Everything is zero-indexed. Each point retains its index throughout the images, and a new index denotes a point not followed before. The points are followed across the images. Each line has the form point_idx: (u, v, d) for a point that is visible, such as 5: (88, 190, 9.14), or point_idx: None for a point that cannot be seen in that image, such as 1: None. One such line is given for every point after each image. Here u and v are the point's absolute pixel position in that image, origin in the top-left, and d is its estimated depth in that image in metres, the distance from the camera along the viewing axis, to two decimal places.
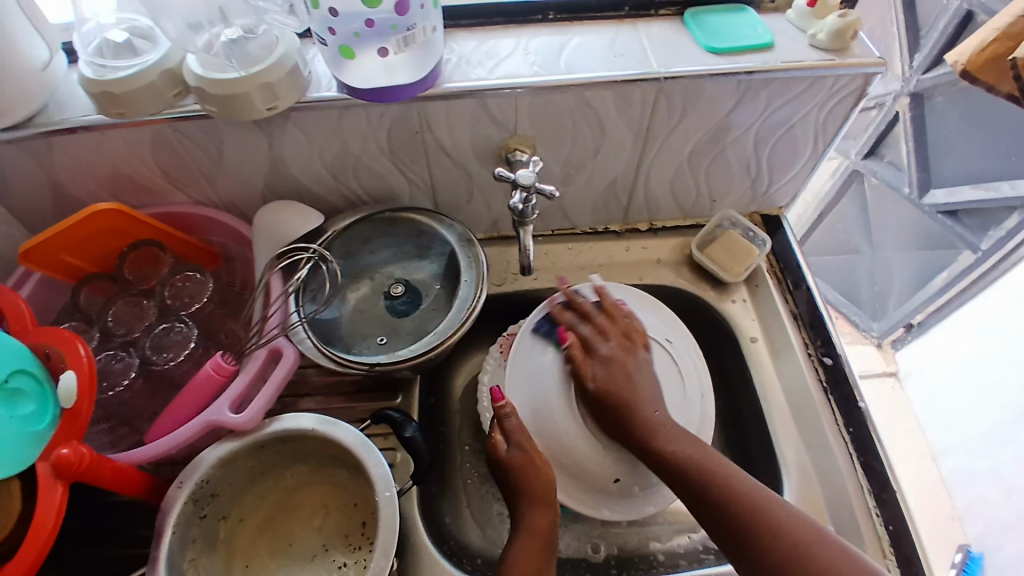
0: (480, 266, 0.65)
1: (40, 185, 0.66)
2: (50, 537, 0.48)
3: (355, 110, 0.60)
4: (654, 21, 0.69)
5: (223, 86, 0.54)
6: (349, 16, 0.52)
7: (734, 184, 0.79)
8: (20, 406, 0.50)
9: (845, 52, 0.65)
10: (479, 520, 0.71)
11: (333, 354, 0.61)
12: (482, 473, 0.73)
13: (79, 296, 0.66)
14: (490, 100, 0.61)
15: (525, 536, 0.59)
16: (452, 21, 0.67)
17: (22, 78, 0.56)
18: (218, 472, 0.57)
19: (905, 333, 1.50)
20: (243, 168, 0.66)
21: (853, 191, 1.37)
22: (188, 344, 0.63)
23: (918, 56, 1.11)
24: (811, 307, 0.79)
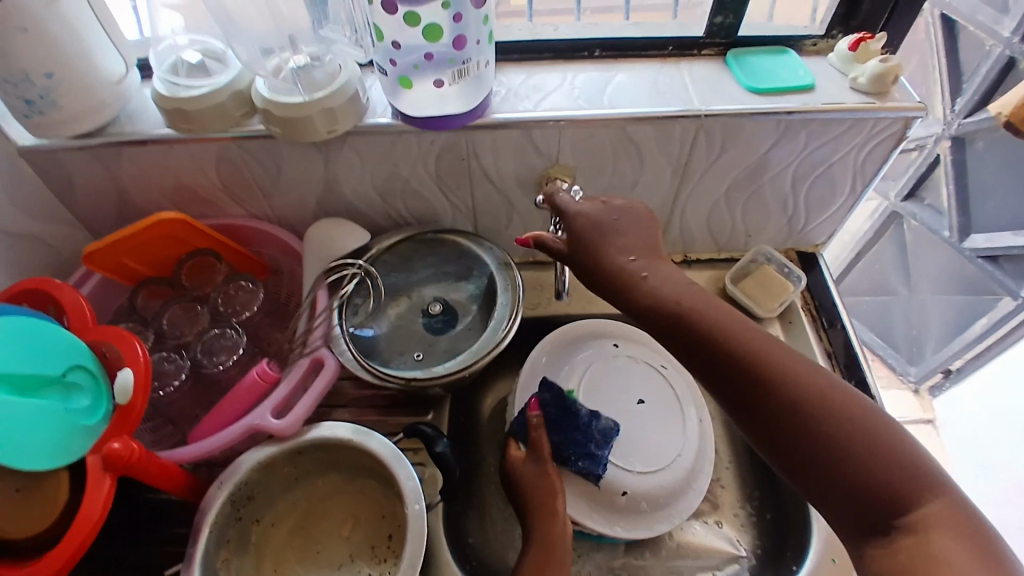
0: (518, 290, 0.67)
1: (108, 191, 0.70)
2: (99, 521, 0.51)
3: (407, 136, 0.63)
4: (697, 60, 0.71)
5: (290, 109, 0.57)
6: (410, 49, 0.56)
7: (770, 220, 0.80)
8: (75, 400, 0.54)
9: (885, 96, 0.66)
10: (502, 542, 0.70)
11: (371, 367, 0.63)
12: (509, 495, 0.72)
13: (136, 298, 0.69)
14: (536, 131, 0.64)
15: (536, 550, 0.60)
16: (503, 55, 0.70)
17: (100, 91, 0.60)
18: (255, 475, 0.59)
19: (943, 379, 1.47)
20: (297, 185, 0.70)
21: (890, 233, 1.36)
22: (236, 350, 0.66)
23: (960, 100, 1.10)
24: (845, 347, 0.79)
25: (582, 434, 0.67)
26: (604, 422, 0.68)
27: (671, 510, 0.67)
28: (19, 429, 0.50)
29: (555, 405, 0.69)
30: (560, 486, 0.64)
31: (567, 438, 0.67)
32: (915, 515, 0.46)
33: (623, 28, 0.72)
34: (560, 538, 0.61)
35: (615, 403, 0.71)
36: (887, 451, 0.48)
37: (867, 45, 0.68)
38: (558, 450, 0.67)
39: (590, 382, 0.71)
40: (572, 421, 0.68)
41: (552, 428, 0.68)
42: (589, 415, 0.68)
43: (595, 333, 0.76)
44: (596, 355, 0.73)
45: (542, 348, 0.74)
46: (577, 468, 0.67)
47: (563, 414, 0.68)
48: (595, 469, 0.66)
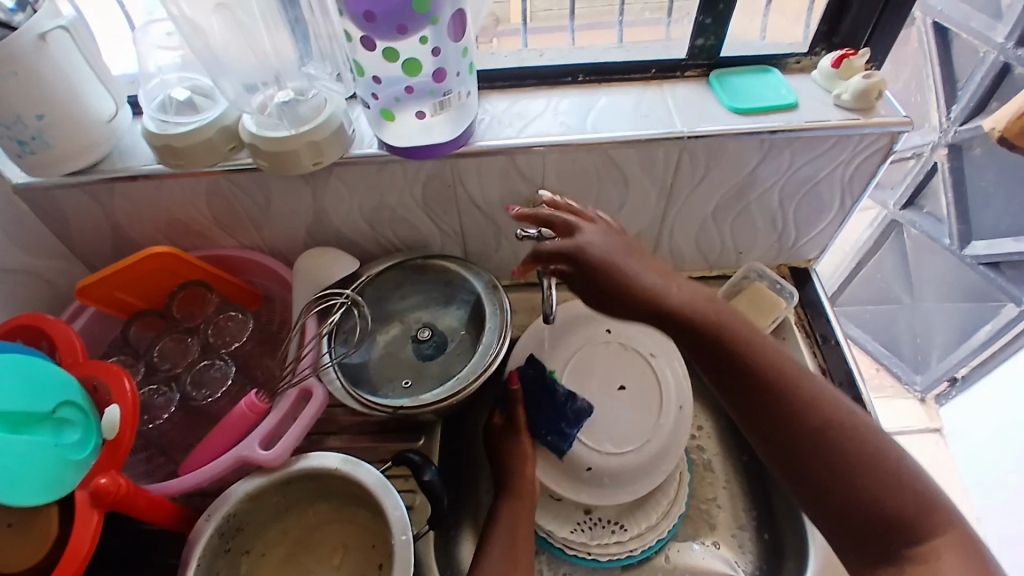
0: (504, 314, 0.67)
1: (103, 225, 0.71)
2: (83, 564, 0.51)
3: (393, 165, 0.64)
4: (680, 82, 0.72)
5: (274, 143, 0.58)
6: (392, 82, 0.57)
7: (760, 237, 0.80)
8: (66, 435, 0.54)
9: (870, 112, 0.66)
10: None
11: (359, 396, 0.63)
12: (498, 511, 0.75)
13: (129, 330, 0.70)
14: (519, 157, 0.64)
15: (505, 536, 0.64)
16: (487, 83, 0.71)
17: (91, 130, 0.62)
18: (244, 507, 0.59)
19: (949, 387, 1.45)
20: (286, 216, 0.71)
21: (892, 240, 1.32)
22: (226, 381, 0.67)
23: (955, 108, 1.07)
24: (841, 363, 0.78)
25: (557, 412, 0.71)
26: (580, 402, 0.71)
27: (633, 485, 0.69)
28: (15, 467, 0.50)
29: (535, 381, 0.73)
30: (531, 455, 0.70)
31: (543, 414, 0.72)
32: (927, 545, 0.49)
33: (607, 52, 0.73)
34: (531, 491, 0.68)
35: (595, 386, 0.73)
36: (897, 479, 0.52)
37: (850, 62, 0.68)
38: (535, 423, 0.72)
39: (575, 367, 0.73)
40: (548, 399, 0.72)
41: (531, 403, 0.73)
42: (564, 396, 0.71)
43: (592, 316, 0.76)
44: (585, 338, 0.75)
45: (531, 332, 0.76)
46: (547, 443, 0.71)
47: (541, 391, 0.72)
48: (562, 445, 0.70)
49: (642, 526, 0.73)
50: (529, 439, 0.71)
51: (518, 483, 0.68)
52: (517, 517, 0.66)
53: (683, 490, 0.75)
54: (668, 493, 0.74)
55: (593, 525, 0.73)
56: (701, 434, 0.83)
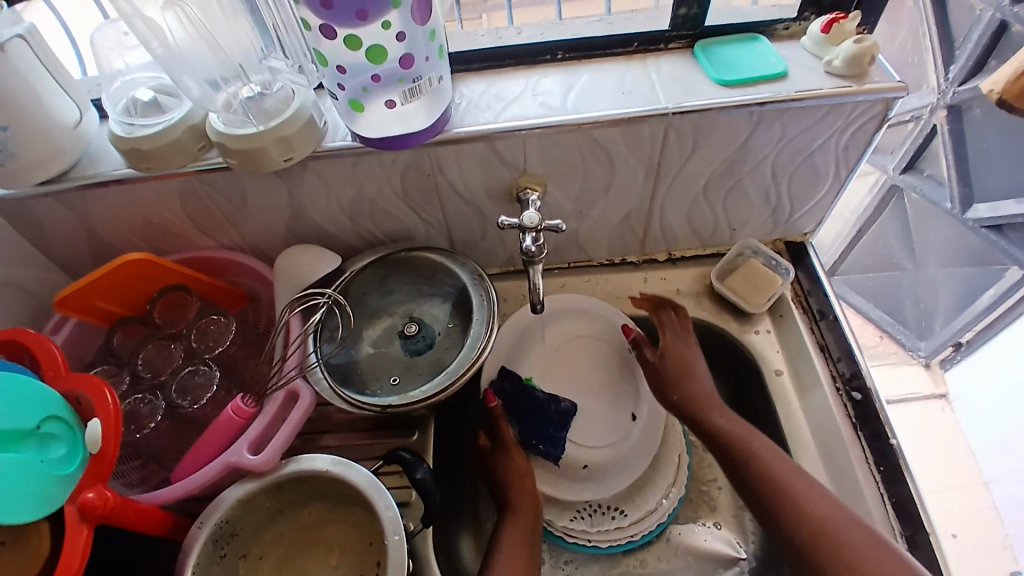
0: (491, 305, 0.66)
1: (78, 232, 0.70)
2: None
3: (369, 157, 0.62)
4: (664, 55, 0.69)
5: (243, 141, 0.56)
6: (356, 71, 0.54)
7: (754, 213, 0.78)
8: (51, 450, 0.53)
9: (863, 78, 0.64)
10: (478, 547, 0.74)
11: (346, 396, 0.62)
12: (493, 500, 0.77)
13: (112, 338, 0.69)
14: (499, 141, 0.62)
15: (512, 535, 0.64)
16: (463, 65, 0.69)
17: (56, 136, 0.60)
18: (236, 512, 0.59)
19: (953, 353, 1.41)
20: (265, 214, 0.69)
21: (892, 206, 1.30)
22: (210, 386, 0.67)
23: (953, 68, 1.03)
24: (839, 338, 0.76)
25: (542, 421, 0.73)
26: (563, 404, 0.73)
27: (629, 474, 0.73)
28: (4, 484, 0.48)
29: (513, 394, 0.73)
30: (528, 469, 0.70)
31: (530, 423, 0.73)
32: None
33: (587, 27, 0.70)
34: (531, 515, 0.67)
35: (573, 385, 0.76)
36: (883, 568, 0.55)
37: (841, 25, 0.65)
38: (523, 433, 0.73)
39: (549, 371, 0.76)
40: (531, 406, 0.72)
41: (514, 416, 0.73)
42: (546, 400, 0.73)
43: (568, 309, 0.76)
44: (557, 336, 0.77)
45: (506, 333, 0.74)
46: (539, 452, 0.72)
47: (519, 399, 0.73)
48: (555, 451, 0.72)
49: (642, 510, 0.72)
50: (520, 452, 0.71)
51: (518, 483, 0.69)
52: (521, 531, 0.65)
53: (683, 473, 0.74)
54: (665, 475, 0.74)
55: (593, 512, 0.72)
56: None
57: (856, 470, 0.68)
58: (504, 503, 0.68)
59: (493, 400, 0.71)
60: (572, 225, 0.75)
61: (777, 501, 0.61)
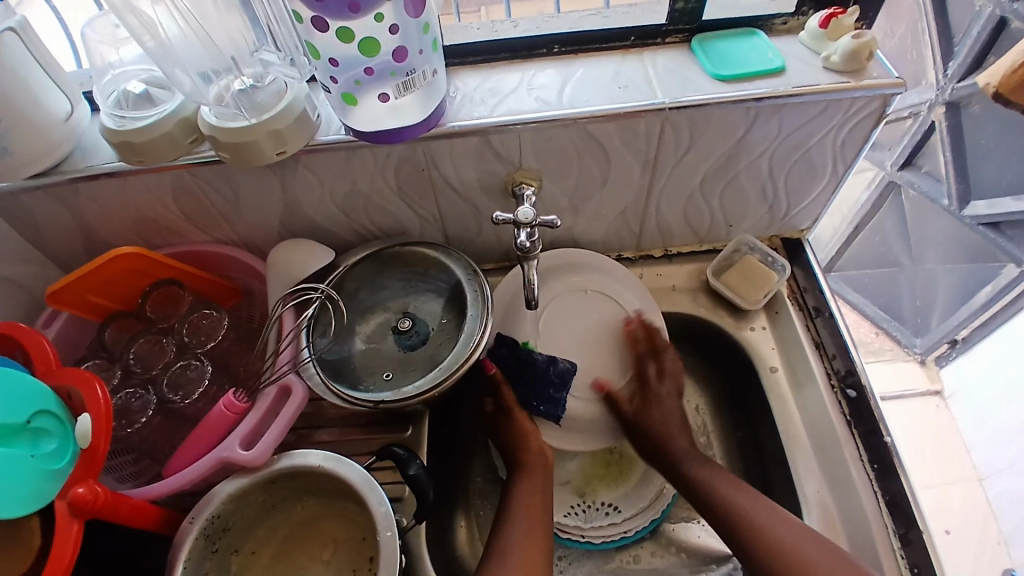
0: (485, 300, 0.65)
1: (70, 227, 0.69)
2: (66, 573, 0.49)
3: (362, 152, 0.61)
4: (661, 50, 0.68)
5: (234, 134, 0.56)
6: (350, 64, 0.54)
7: (750, 210, 0.77)
8: (42, 444, 0.52)
9: (861, 73, 0.63)
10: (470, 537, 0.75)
11: (339, 392, 0.62)
12: (489, 488, 0.78)
13: (105, 333, 0.68)
14: (494, 136, 0.62)
15: (523, 510, 0.65)
16: (458, 59, 0.68)
17: (46, 130, 0.59)
18: (228, 507, 0.58)
19: (949, 349, 1.42)
20: (258, 209, 0.68)
21: (890, 202, 1.29)
22: (202, 382, 0.66)
23: (952, 65, 1.03)
24: (834, 335, 0.76)
25: (542, 381, 0.72)
26: (562, 364, 0.72)
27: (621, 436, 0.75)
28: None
29: (509, 355, 0.72)
30: (531, 428, 0.72)
31: (529, 386, 0.72)
32: None
33: (584, 20, 0.69)
34: (544, 474, 0.69)
35: (571, 346, 0.74)
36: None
37: (838, 21, 0.64)
38: (523, 397, 0.73)
39: (545, 330, 0.73)
40: (530, 370, 0.71)
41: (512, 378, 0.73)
42: (545, 361, 0.71)
43: (573, 264, 0.75)
44: (557, 292, 0.75)
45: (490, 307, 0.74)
46: (540, 413, 0.73)
47: (520, 364, 0.72)
48: (555, 411, 0.72)
49: (636, 506, 0.73)
50: (523, 414, 0.72)
51: (527, 457, 0.69)
52: (535, 489, 0.67)
53: None
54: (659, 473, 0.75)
55: (587, 508, 0.74)
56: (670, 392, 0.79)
57: (848, 467, 0.68)
58: (515, 461, 0.70)
59: (490, 367, 0.72)
60: (567, 221, 0.75)
61: (760, 516, 0.62)
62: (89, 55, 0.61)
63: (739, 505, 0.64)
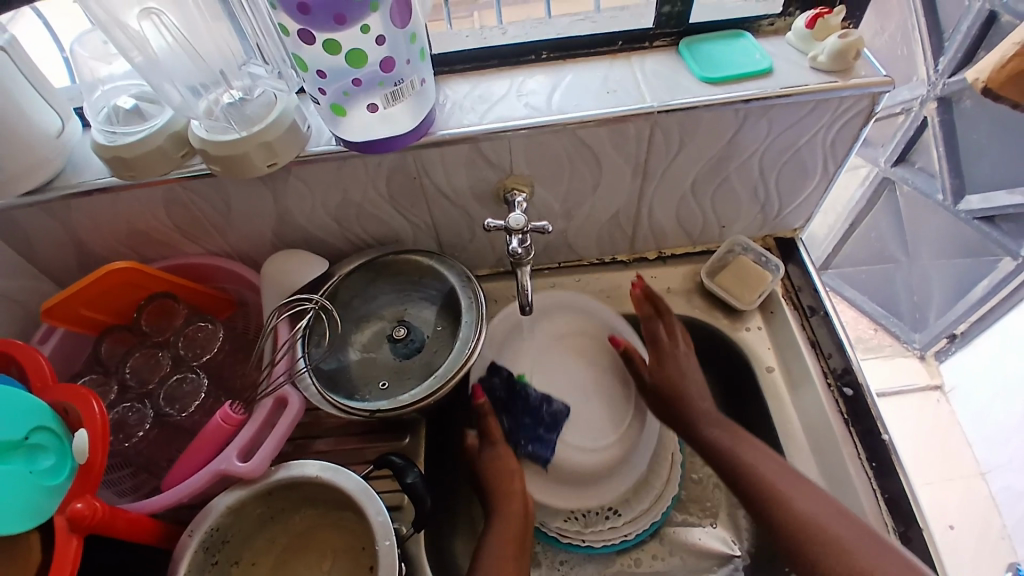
0: (480, 307, 0.65)
1: (64, 242, 0.69)
2: None
3: (353, 161, 0.62)
4: (649, 53, 0.69)
5: (226, 147, 0.56)
6: (337, 76, 0.54)
7: (742, 210, 0.77)
8: (39, 461, 0.52)
9: (848, 73, 0.63)
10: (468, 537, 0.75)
11: (335, 401, 0.61)
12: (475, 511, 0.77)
13: (100, 347, 0.68)
14: (485, 144, 0.62)
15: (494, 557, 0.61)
16: (447, 67, 0.68)
17: (37, 146, 0.59)
18: (227, 520, 0.58)
19: (948, 344, 1.41)
20: (251, 220, 0.69)
21: (884, 198, 1.29)
22: (199, 395, 0.66)
23: (942, 60, 1.03)
24: (830, 333, 0.76)
25: (533, 418, 0.73)
26: (556, 404, 0.73)
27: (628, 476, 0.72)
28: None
29: (505, 386, 0.73)
30: (516, 467, 0.68)
31: (520, 422, 0.73)
32: None
33: (572, 26, 0.70)
34: (520, 517, 0.65)
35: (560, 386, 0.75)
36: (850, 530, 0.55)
37: (825, 21, 0.65)
38: (512, 434, 0.73)
39: (540, 364, 0.75)
40: (523, 404, 0.73)
41: (504, 412, 0.73)
42: (539, 399, 0.73)
43: (559, 303, 0.77)
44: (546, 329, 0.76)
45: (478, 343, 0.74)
46: (527, 453, 0.72)
47: (512, 397, 0.73)
48: (544, 453, 0.72)
49: (636, 510, 0.72)
50: (509, 451, 0.70)
51: (507, 495, 0.66)
52: (510, 532, 0.63)
53: (676, 470, 0.73)
54: (659, 474, 0.73)
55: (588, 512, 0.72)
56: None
57: (844, 454, 0.69)
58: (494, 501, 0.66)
59: (480, 395, 0.71)
60: (560, 225, 0.75)
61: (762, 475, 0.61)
62: (78, 71, 0.61)
63: (767, 477, 0.61)
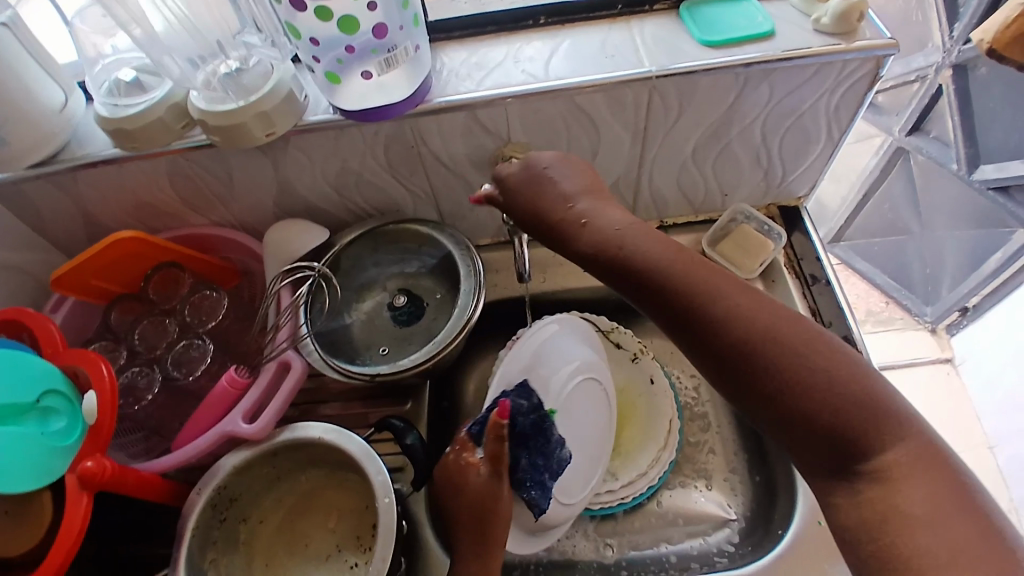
0: (478, 275, 0.66)
1: (73, 214, 0.71)
2: (73, 546, 0.51)
3: (351, 130, 0.62)
4: (648, 16, 0.68)
5: (223, 118, 0.57)
6: (331, 44, 0.55)
7: (744, 177, 0.77)
8: (52, 423, 0.55)
9: (852, 35, 0.62)
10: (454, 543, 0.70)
11: (337, 366, 0.63)
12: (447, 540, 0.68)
13: (110, 316, 0.70)
14: (481, 111, 0.62)
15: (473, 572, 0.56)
16: (444, 33, 0.68)
17: (41, 119, 0.60)
18: (234, 479, 0.61)
19: (960, 316, 1.39)
20: (253, 191, 0.69)
21: (898, 168, 1.28)
22: (205, 359, 0.68)
23: (957, 27, 1.00)
24: (831, 302, 0.76)
25: (543, 461, 0.64)
26: (565, 451, 0.66)
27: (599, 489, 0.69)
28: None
29: (532, 414, 0.65)
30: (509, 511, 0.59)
31: (527, 464, 0.62)
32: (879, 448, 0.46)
33: None
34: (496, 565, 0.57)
35: (567, 427, 0.68)
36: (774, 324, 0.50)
37: None
38: (517, 471, 0.62)
39: (566, 403, 0.69)
40: (539, 443, 0.64)
41: (519, 444, 0.63)
42: (557, 441, 0.66)
43: (573, 338, 0.72)
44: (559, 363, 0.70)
45: (522, 346, 0.69)
46: (527, 498, 0.62)
47: (535, 431, 0.64)
48: (542, 503, 0.63)
49: (631, 474, 0.72)
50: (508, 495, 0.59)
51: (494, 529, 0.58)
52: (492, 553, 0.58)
53: (674, 436, 0.74)
54: (657, 439, 0.74)
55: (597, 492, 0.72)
56: (644, 353, 0.79)
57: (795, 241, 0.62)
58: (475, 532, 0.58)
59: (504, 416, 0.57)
60: None
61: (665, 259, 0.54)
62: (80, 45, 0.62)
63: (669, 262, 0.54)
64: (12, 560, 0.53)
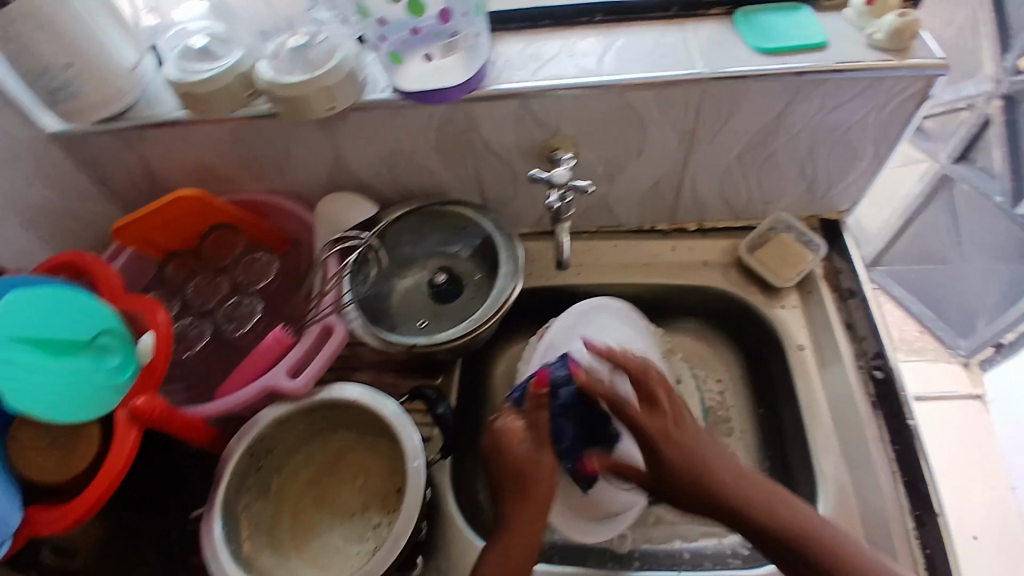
0: (517, 260, 0.68)
1: (136, 171, 0.74)
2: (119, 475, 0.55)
3: (407, 111, 0.64)
4: (703, 21, 0.69)
5: (289, 89, 0.60)
6: (398, 25, 0.61)
7: (788, 186, 0.77)
8: (107, 360, 0.59)
9: (905, 53, 0.62)
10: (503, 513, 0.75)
11: (377, 334, 0.66)
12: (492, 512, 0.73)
13: (166, 269, 0.75)
14: (534, 101, 0.63)
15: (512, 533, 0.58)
16: (502, 25, 0.70)
17: (116, 78, 0.64)
18: (272, 430, 0.64)
19: (995, 353, 1.36)
20: (308, 163, 0.72)
21: (940, 199, 1.26)
22: (253, 317, 0.73)
23: (1009, 57, 1.00)
24: (866, 317, 0.76)
25: (591, 433, 0.66)
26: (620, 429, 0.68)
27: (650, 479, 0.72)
28: (57, 387, 0.55)
29: (576, 387, 0.66)
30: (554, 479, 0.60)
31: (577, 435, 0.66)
32: None
33: None
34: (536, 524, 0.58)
35: None
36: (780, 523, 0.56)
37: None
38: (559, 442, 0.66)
39: None
40: (586, 415, 0.66)
41: (561, 412, 0.65)
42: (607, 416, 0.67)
43: (625, 317, 0.75)
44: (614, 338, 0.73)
45: (563, 317, 0.74)
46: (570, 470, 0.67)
47: (581, 402, 0.66)
48: (588, 477, 0.67)
49: None
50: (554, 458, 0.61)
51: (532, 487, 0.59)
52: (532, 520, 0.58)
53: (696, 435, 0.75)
54: None
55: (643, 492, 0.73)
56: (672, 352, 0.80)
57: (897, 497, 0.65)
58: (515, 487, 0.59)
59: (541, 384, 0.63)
60: (603, 187, 0.76)
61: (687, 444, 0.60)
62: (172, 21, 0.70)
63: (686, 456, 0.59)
64: (59, 488, 0.57)
